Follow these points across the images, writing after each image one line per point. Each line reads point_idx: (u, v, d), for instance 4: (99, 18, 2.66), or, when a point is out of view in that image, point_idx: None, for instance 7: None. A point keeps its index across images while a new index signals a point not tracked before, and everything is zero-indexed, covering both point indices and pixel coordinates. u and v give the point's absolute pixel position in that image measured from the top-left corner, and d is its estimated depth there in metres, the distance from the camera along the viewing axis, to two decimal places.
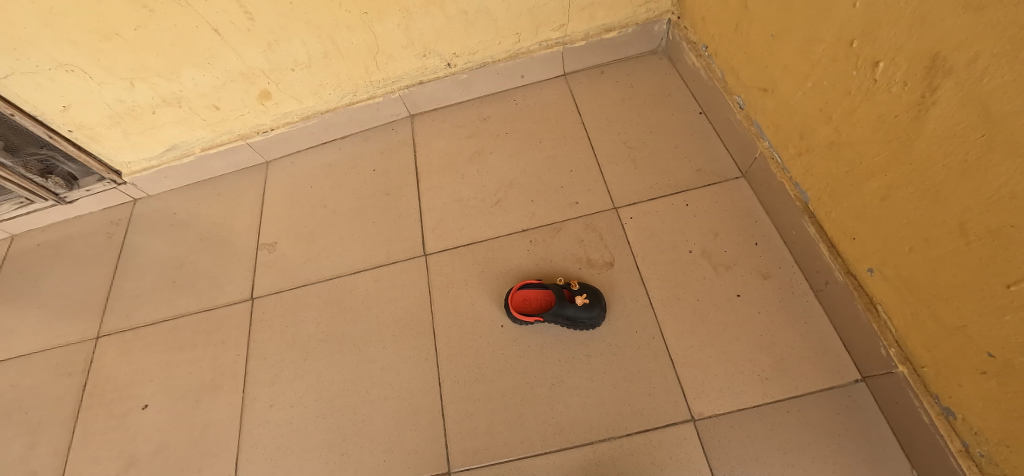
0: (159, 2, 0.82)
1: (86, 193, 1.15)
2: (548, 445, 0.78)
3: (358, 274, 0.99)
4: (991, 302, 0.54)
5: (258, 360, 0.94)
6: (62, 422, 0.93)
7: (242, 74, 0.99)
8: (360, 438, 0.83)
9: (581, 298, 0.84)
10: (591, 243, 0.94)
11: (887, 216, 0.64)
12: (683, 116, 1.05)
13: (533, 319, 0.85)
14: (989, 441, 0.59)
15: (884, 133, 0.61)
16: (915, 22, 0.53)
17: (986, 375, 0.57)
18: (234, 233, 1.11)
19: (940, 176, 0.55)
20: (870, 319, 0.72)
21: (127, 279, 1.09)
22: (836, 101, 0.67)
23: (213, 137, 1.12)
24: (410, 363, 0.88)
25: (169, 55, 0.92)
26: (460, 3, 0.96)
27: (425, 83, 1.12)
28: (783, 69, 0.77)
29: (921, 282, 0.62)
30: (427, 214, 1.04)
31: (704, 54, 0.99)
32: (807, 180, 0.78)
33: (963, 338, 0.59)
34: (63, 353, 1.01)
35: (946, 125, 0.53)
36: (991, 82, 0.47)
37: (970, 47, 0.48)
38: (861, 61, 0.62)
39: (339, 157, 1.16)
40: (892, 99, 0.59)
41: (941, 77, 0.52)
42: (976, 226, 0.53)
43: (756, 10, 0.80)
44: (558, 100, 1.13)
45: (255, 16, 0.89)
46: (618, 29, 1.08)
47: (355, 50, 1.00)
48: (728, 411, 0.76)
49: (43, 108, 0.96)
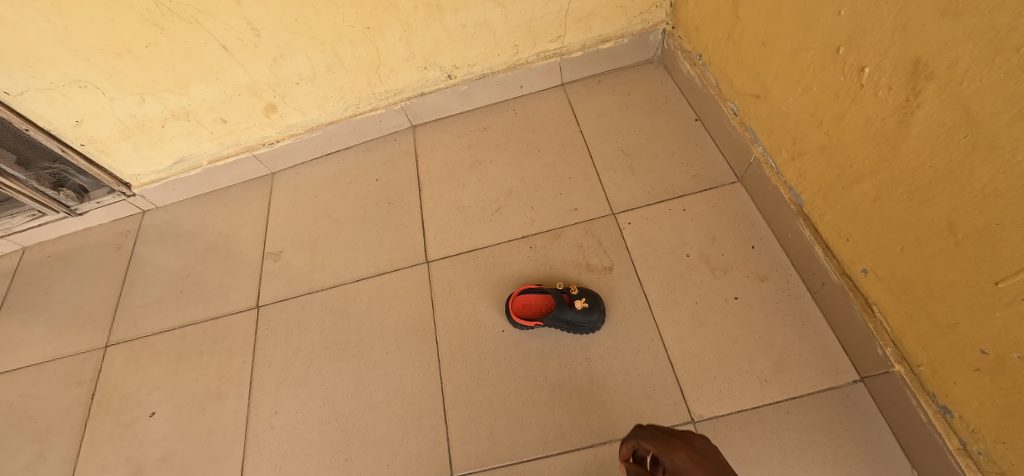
0: (169, 19, 0.86)
1: (96, 205, 1.18)
2: (549, 448, 0.78)
3: (361, 281, 1.01)
4: (982, 298, 0.55)
5: (264, 368, 0.95)
6: (70, 432, 0.95)
7: (249, 88, 1.02)
8: (363, 444, 0.84)
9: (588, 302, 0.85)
10: (590, 249, 0.95)
11: (879, 217, 0.66)
12: (679, 122, 1.07)
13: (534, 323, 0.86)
14: (986, 439, 0.59)
15: (872, 137, 0.63)
16: (897, 29, 0.55)
17: (980, 372, 0.58)
18: (240, 243, 1.13)
19: (927, 177, 0.57)
20: (866, 320, 0.72)
21: (135, 289, 1.11)
22: (826, 106, 0.69)
23: (220, 149, 1.14)
24: (412, 368, 0.89)
25: (178, 71, 0.95)
26: (459, 16, 0.98)
27: (426, 95, 1.14)
28: (774, 75, 0.79)
29: (915, 281, 0.63)
30: (429, 222, 1.06)
31: (699, 63, 1.02)
32: (800, 183, 0.80)
33: (956, 335, 0.59)
34: (71, 363, 1.03)
35: (930, 127, 0.55)
36: (972, 85, 0.49)
37: (949, 52, 0.50)
38: (847, 67, 0.64)
39: (343, 167, 1.19)
40: (877, 103, 0.61)
41: (924, 81, 0.54)
42: (964, 225, 0.54)
43: (746, 20, 0.82)
44: (556, 110, 1.15)
45: (261, 32, 0.92)
46: (615, 39, 1.10)
47: (358, 63, 1.03)
48: (728, 413, 0.77)
49: (56, 123, 0.99)
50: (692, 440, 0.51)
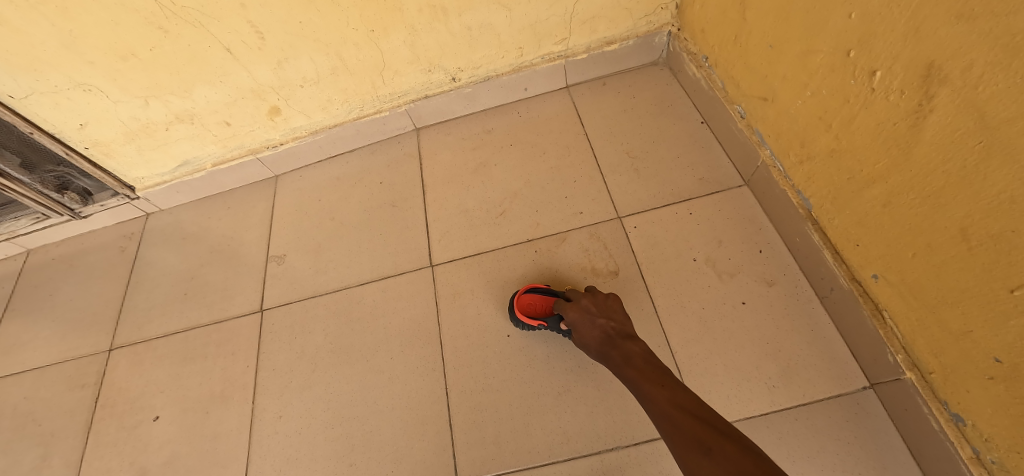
0: (174, 23, 0.85)
1: (100, 208, 1.18)
2: (555, 454, 0.78)
3: (365, 285, 1.01)
4: (996, 306, 0.54)
5: (268, 371, 0.95)
6: (75, 435, 0.95)
7: (253, 91, 1.02)
8: (367, 448, 0.84)
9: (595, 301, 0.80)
10: (596, 253, 0.95)
11: (889, 222, 0.65)
12: (685, 125, 1.06)
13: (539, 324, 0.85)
14: (999, 448, 0.59)
15: (883, 141, 0.62)
16: (909, 32, 0.54)
17: (993, 380, 0.57)
18: (244, 246, 1.13)
19: (939, 183, 0.56)
20: (876, 326, 0.71)
21: (139, 292, 1.11)
22: (835, 110, 0.68)
23: (224, 152, 1.14)
24: (417, 372, 0.89)
25: (182, 74, 0.95)
26: (464, 19, 0.98)
27: (430, 98, 1.14)
28: (782, 78, 0.78)
29: (926, 287, 0.62)
30: (433, 225, 1.05)
31: (705, 65, 1.01)
32: (809, 187, 0.79)
33: (969, 343, 0.59)
34: (75, 366, 1.03)
35: (944, 132, 0.54)
36: (987, 90, 0.48)
37: (964, 56, 0.49)
38: (858, 70, 0.63)
39: (347, 170, 1.18)
40: (888, 108, 0.60)
41: (937, 86, 0.53)
42: (978, 231, 0.53)
43: (753, 22, 0.81)
44: (561, 112, 1.15)
45: (265, 36, 0.92)
46: (620, 41, 1.10)
47: (362, 66, 1.02)
48: (736, 419, 0.76)
49: (61, 127, 0.99)
50: (579, 300, 0.82)
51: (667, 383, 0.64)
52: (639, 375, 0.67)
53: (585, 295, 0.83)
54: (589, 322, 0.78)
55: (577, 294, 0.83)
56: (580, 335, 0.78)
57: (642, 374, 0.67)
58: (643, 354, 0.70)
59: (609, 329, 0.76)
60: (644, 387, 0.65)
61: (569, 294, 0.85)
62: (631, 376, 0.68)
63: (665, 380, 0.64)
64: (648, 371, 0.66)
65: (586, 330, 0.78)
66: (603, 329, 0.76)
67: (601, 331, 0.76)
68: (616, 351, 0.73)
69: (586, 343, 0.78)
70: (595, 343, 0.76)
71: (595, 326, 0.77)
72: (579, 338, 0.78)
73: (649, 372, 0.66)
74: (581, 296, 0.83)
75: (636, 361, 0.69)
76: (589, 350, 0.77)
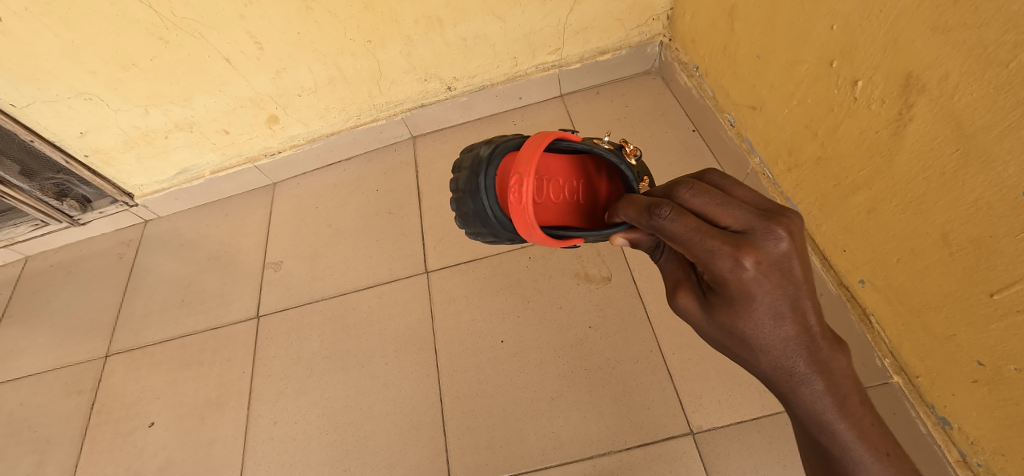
0: (174, 33, 0.87)
1: (99, 214, 1.19)
2: (548, 459, 0.78)
3: (361, 291, 1.01)
4: (978, 310, 0.55)
5: (263, 378, 0.95)
6: (70, 441, 0.95)
7: (251, 99, 1.03)
8: (362, 454, 0.84)
9: (631, 154, 0.63)
10: (589, 259, 0.95)
11: (875, 228, 0.66)
12: (677, 133, 1.07)
13: (571, 240, 0.59)
14: (985, 450, 0.60)
15: (867, 148, 0.63)
16: (889, 43, 0.56)
17: (977, 383, 0.58)
18: (241, 252, 1.14)
19: (921, 189, 0.57)
20: (864, 331, 0.72)
21: (136, 298, 1.11)
22: (820, 118, 0.70)
23: (223, 160, 1.16)
24: (411, 379, 0.89)
25: (182, 83, 0.96)
26: (459, 29, 1.00)
27: (426, 106, 1.16)
28: (769, 88, 0.79)
29: (911, 292, 0.63)
30: (428, 232, 1.06)
31: (696, 74, 1.03)
32: (797, 194, 0.80)
33: (953, 347, 0.60)
34: (72, 372, 1.03)
35: (923, 140, 0.55)
36: (963, 99, 0.50)
37: (940, 66, 0.51)
38: (840, 80, 0.64)
39: (344, 177, 1.20)
40: (871, 116, 0.61)
41: (916, 95, 0.55)
42: (959, 236, 0.55)
43: (741, 33, 0.83)
44: (556, 120, 1.16)
45: (264, 46, 0.93)
46: (612, 51, 1.12)
47: (358, 75, 1.04)
48: (727, 424, 0.77)
49: (62, 135, 1.01)
50: (774, 246, 0.37)
51: (894, 452, 0.38)
52: (856, 429, 0.38)
53: (790, 233, 0.37)
54: (779, 302, 0.38)
55: (773, 230, 0.37)
56: (743, 310, 0.39)
57: (859, 426, 0.38)
58: (854, 377, 0.39)
59: (811, 323, 0.39)
60: (863, 455, 0.38)
61: (744, 225, 0.38)
62: (838, 425, 0.38)
63: (887, 442, 0.38)
64: (868, 426, 0.38)
65: (771, 323, 0.39)
66: (802, 322, 0.39)
67: (797, 325, 0.39)
68: (812, 364, 0.39)
69: (750, 327, 0.40)
70: (777, 342, 0.39)
71: (791, 313, 0.39)
72: (736, 312, 0.40)
73: (869, 426, 0.38)
74: (783, 232, 0.37)
75: (849, 396, 0.39)
76: (744, 332, 0.40)
